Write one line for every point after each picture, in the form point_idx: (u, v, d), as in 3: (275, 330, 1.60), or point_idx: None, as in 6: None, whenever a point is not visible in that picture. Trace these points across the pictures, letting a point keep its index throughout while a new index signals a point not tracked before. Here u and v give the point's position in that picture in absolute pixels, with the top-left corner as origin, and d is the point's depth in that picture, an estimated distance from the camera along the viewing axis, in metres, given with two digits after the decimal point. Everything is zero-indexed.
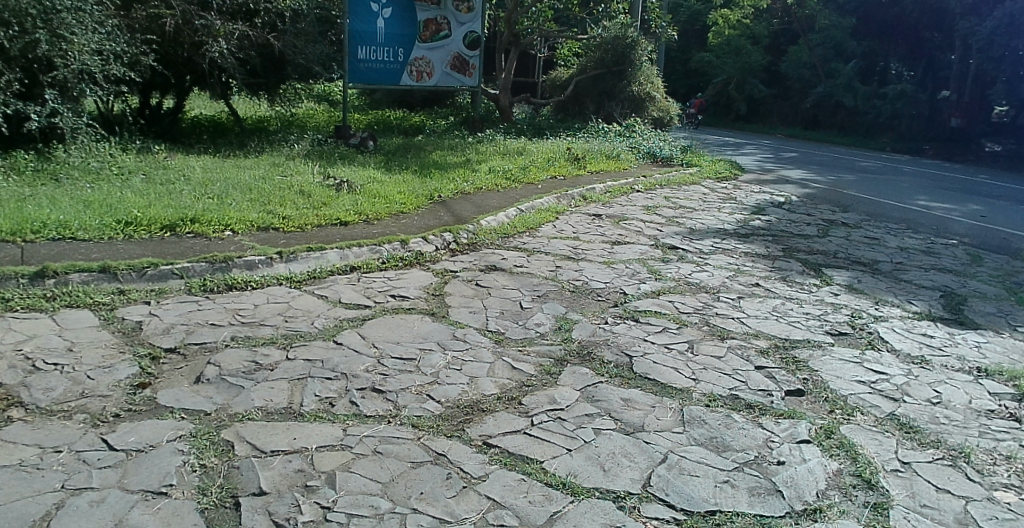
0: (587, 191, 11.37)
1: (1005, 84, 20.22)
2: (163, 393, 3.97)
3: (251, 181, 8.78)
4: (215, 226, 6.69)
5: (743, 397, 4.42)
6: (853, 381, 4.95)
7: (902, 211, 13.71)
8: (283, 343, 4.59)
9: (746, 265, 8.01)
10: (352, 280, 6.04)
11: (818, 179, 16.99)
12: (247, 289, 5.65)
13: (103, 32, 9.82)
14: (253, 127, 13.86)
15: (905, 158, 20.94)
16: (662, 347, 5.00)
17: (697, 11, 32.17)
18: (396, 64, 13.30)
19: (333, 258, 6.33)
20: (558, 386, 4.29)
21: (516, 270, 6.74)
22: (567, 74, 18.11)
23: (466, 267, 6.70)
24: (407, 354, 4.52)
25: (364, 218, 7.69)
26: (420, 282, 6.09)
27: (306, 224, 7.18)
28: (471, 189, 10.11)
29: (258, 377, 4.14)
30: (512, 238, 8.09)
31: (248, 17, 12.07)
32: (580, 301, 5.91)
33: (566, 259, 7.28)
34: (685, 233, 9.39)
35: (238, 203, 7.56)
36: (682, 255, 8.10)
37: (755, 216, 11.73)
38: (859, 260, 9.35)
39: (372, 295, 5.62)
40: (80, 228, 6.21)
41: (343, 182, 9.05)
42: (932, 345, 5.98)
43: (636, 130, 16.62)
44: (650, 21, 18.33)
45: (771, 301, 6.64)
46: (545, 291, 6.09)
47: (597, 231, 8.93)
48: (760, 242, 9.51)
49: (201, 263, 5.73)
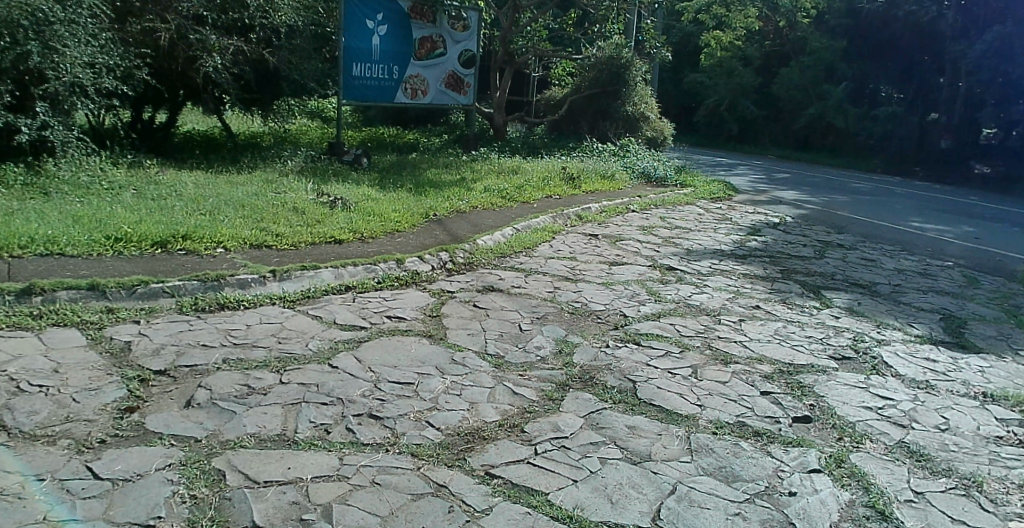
0: (583, 211, 11.36)
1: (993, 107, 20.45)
2: (152, 418, 3.81)
3: (243, 197, 8.67)
4: (207, 243, 6.57)
5: (750, 424, 4.30)
6: (860, 407, 4.87)
7: (897, 233, 13.72)
8: (277, 366, 4.41)
9: (746, 287, 7.93)
10: (347, 300, 5.90)
11: (811, 200, 17.02)
12: (239, 308, 5.51)
13: (96, 46, 9.73)
14: (246, 143, 13.83)
15: (897, 180, 21.00)
16: (665, 372, 4.85)
17: (688, 32, 32.40)
18: (391, 81, 13.28)
19: (327, 277, 6.19)
20: (561, 412, 4.14)
21: (514, 290, 6.63)
22: (562, 94, 18.18)
23: (463, 287, 6.59)
24: (406, 377, 4.35)
25: (359, 236, 7.58)
26: (416, 303, 5.96)
27: (300, 242, 7.05)
28: (467, 207, 10.04)
29: (251, 401, 3.96)
30: (508, 257, 7.99)
31: (243, 32, 11.98)
32: (580, 324, 5.81)
33: (564, 279, 7.19)
34: (683, 254, 9.32)
35: (230, 220, 7.43)
36: (681, 276, 8.02)
37: (752, 238, 11.70)
38: (857, 282, 9.31)
39: (368, 316, 5.49)
40: (69, 244, 6.08)
41: (337, 198, 8.94)
42: (937, 370, 5.92)
43: (631, 149, 16.59)
44: (644, 41, 18.41)
45: (772, 323, 6.57)
46: (544, 313, 5.98)
47: (594, 251, 8.84)
48: (758, 263, 9.46)
49: (194, 281, 5.59)
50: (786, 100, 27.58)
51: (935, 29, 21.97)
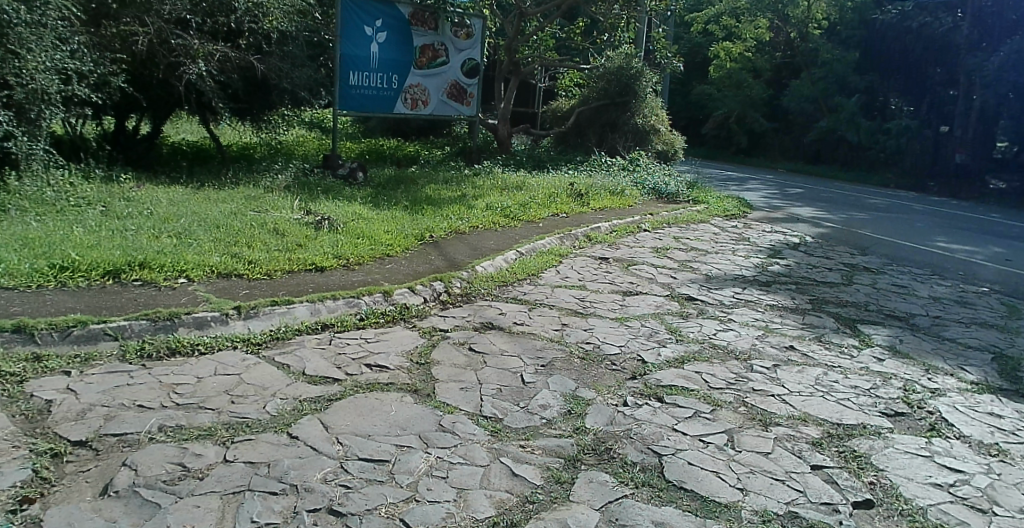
0: (592, 230, 10.57)
1: (1009, 120, 19.72)
2: (54, 512, 3.05)
3: (219, 216, 7.91)
4: (167, 272, 5.80)
5: (804, 515, 3.49)
6: (928, 485, 4.05)
7: (923, 254, 12.89)
8: (222, 437, 3.63)
9: (775, 321, 7.12)
10: (322, 342, 5.10)
11: (830, 217, 16.21)
12: (193, 355, 4.73)
13: (66, 50, 8.97)
14: (237, 155, 13.10)
15: (913, 195, 20.18)
16: (695, 441, 4.05)
17: (697, 43, 31.68)
18: (390, 91, 12.48)
19: (301, 314, 5.39)
20: (570, 504, 3.34)
21: (515, 328, 5.82)
22: (569, 105, 17.43)
23: (458, 325, 5.77)
24: (381, 454, 3.56)
25: (344, 262, 6.80)
26: (402, 346, 5.15)
27: (274, 270, 6.27)
28: (466, 227, 9.26)
29: (181, 490, 3.19)
30: (510, 286, 7.18)
31: (230, 37, 11.24)
32: (592, 373, 5.00)
33: (573, 314, 6.37)
34: (702, 281, 8.51)
35: (199, 243, 6.66)
36: (703, 308, 7.20)
37: (773, 261, 10.88)
38: (893, 314, 8.47)
39: (343, 365, 4.68)
40: (6, 274, 5.33)
41: (323, 218, 8.15)
42: (1005, 430, 5.09)
43: (640, 164, 15.82)
44: (654, 51, 17.65)
45: (811, 370, 5.75)
46: (551, 359, 5.17)
47: (606, 279, 8.03)
48: (785, 292, 8.63)
49: (141, 321, 4.81)
50: (798, 114, 26.81)
51: (949, 40, 21.24)
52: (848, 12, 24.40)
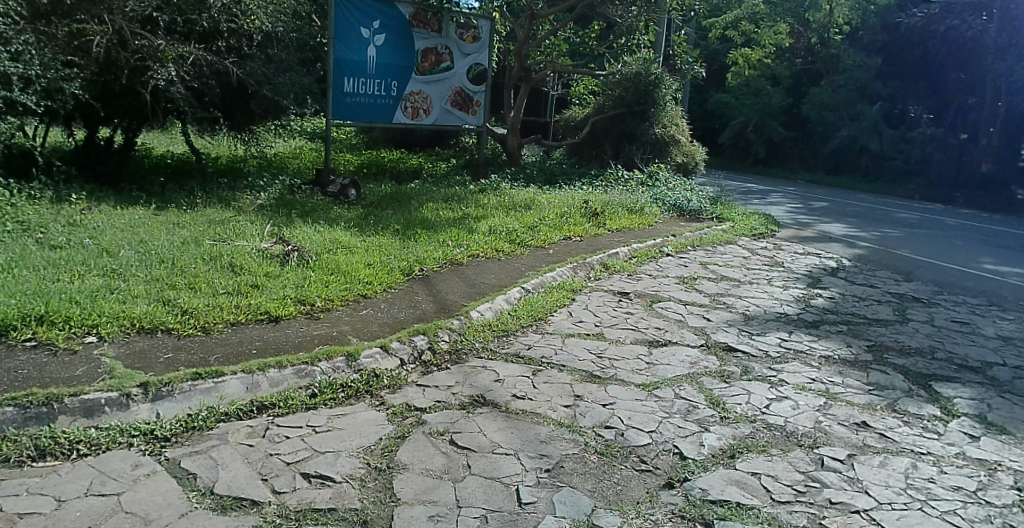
0: (609, 258, 9.24)
1: None
2: None
3: (169, 247, 6.67)
4: (73, 328, 4.56)
5: None
6: None
7: (976, 280, 11.48)
8: None
9: (836, 382, 5.78)
10: (253, 433, 3.87)
11: (865, 236, 14.82)
12: (70, 458, 3.53)
13: (5, 50, 7.77)
14: (220, 169, 11.89)
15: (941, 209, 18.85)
16: None
17: (716, 51, 30.36)
18: (388, 99, 11.22)
19: (232, 391, 4.13)
20: None
21: (514, 402, 4.53)
22: (583, 114, 16.16)
23: (441, 400, 4.47)
24: None
25: (307, 310, 5.51)
26: (363, 437, 3.90)
27: (215, 322, 5.00)
28: (464, 256, 8.00)
29: None
30: (511, 336, 5.89)
31: (206, 39, 10.03)
32: (615, 478, 3.73)
33: (588, 379, 5.07)
34: (740, 323, 7.19)
35: (128, 286, 5.42)
36: (746, 366, 5.85)
37: (815, 291, 9.55)
38: (966, 364, 7.06)
39: (271, 476, 3.48)
40: None
41: (294, 248, 6.88)
42: None
43: (660, 178, 14.49)
44: (673, 56, 16.34)
45: (895, 461, 4.45)
46: (562, 456, 3.89)
47: (626, 322, 6.73)
48: (839, 338, 7.26)
49: (5, 409, 3.59)
50: (821, 123, 25.43)
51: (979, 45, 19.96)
52: (872, 16, 23.14)
